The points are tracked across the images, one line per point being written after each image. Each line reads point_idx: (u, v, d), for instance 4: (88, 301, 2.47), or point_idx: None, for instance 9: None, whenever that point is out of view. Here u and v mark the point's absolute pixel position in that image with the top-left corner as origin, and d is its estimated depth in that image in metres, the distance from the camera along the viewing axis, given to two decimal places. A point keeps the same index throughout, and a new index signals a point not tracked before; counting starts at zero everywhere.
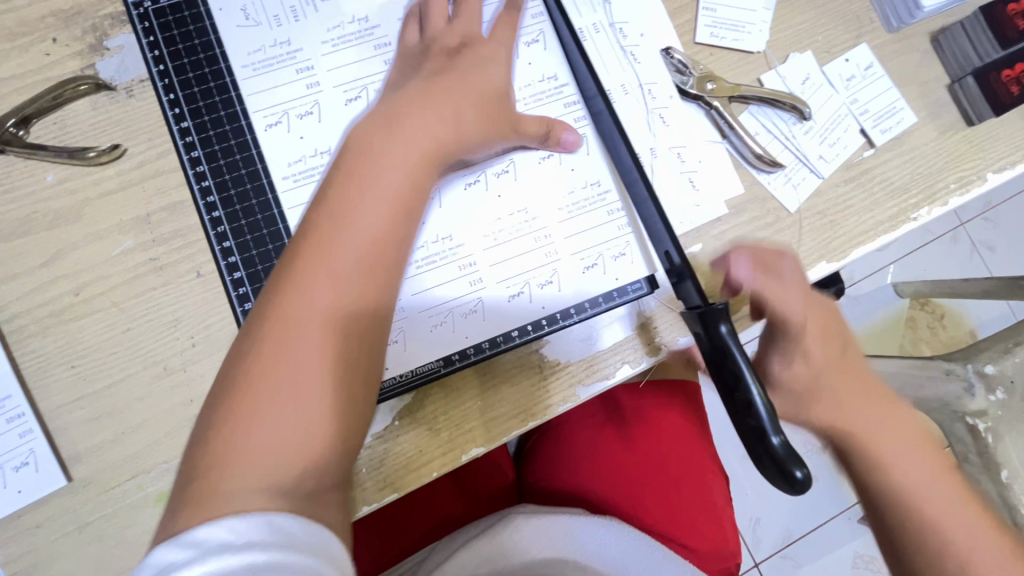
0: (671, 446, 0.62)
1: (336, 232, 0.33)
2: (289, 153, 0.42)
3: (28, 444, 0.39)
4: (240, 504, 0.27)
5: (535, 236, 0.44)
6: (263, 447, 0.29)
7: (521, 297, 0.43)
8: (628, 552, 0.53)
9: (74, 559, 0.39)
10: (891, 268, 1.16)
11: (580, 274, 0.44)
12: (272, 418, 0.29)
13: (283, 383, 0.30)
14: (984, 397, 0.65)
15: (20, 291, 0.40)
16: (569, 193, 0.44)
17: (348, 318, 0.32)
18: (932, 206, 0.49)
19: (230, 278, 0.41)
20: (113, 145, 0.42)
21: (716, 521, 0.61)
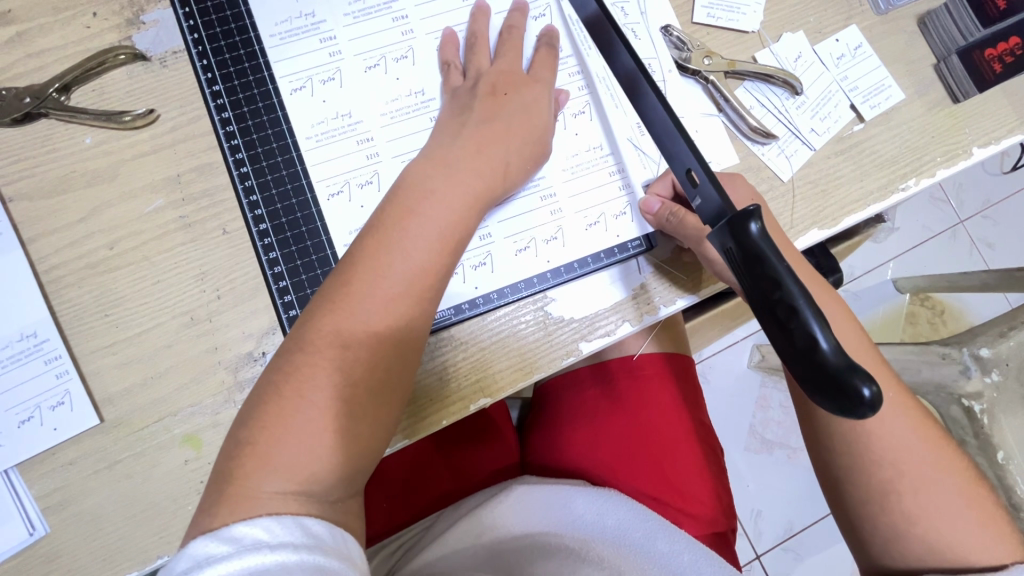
0: (670, 416, 0.63)
1: (391, 248, 0.37)
2: (312, 115, 0.45)
3: (64, 385, 0.41)
4: (292, 446, 0.33)
5: (541, 195, 0.46)
6: (326, 389, 0.34)
7: (527, 251, 0.46)
8: (624, 524, 0.53)
9: (103, 495, 0.41)
10: (891, 263, 1.17)
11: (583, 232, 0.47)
12: (322, 375, 0.34)
13: (339, 364, 0.35)
14: (980, 379, 0.62)
15: (58, 244, 0.43)
16: (573, 156, 0.47)
17: (402, 312, 0.37)
18: (920, 178, 0.51)
19: (256, 230, 0.44)
20: (148, 110, 0.45)
21: (710, 488, 0.62)
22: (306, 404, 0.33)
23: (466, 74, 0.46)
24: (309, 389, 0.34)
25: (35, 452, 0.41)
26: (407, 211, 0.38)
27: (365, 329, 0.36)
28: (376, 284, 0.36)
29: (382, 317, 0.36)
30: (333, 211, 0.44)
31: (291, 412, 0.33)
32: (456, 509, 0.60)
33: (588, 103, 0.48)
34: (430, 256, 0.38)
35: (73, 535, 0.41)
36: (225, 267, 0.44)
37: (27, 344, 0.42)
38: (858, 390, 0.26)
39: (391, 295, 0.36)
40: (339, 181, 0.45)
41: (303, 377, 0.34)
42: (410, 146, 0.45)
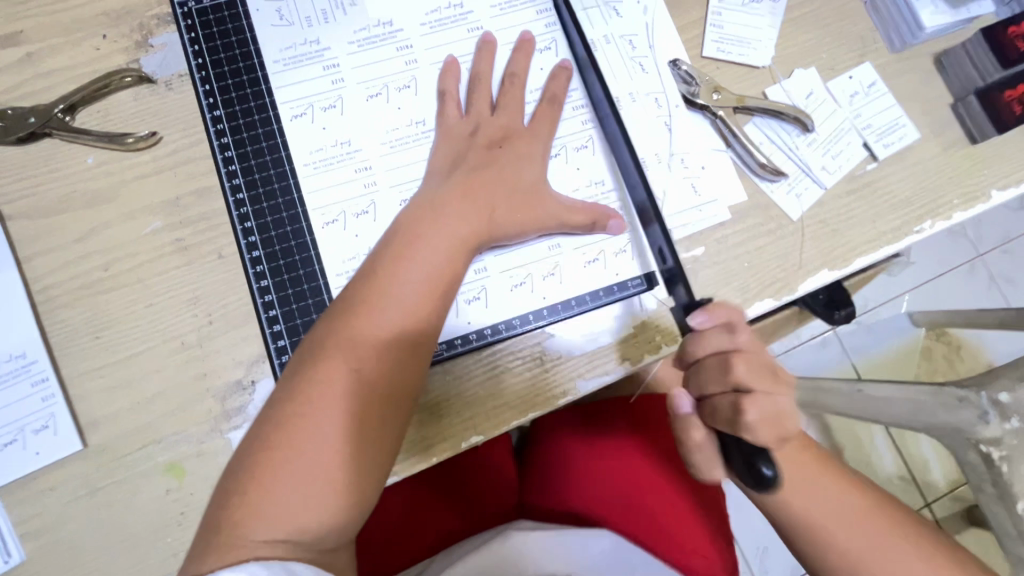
0: (668, 456, 0.60)
1: (390, 288, 0.37)
2: (311, 143, 0.45)
3: (49, 408, 0.41)
4: (277, 493, 0.32)
5: None
6: (316, 433, 0.33)
7: (524, 286, 0.45)
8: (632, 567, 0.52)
9: (83, 523, 0.40)
10: (906, 297, 1.14)
11: (582, 269, 0.45)
12: (313, 418, 0.33)
13: (328, 403, 0.34)
14: (1000, 428, 0.59)
15: (54, 264, 0.43)
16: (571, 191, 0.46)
17: (396, 355, 0.36)
18: (936, 220, 0.49)
19: (249, 256, 0.44)
20: (150, 133, 0.45)
21: (714, 537, 0.58)
22: (294, 451, 0.33)
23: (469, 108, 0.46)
24: (300, 437, 0.33)
25: (15, 477, 0.40)
26: (406, 251, 0.39)
27: (358, 369, 0.35)
28: (372, 324, 0.36)
29: (374, 360, 0.36)
30: (328, 240, 0.44)
31: (280, 458, 0.32)
32: (448, 551, 0.57)
33: (590, 137, 0.47)
34: (423, 297, 0.38)
35: (51, 564, 0.40)
36: (219, 293, 0.43)
37: (14, 365, 0.41)
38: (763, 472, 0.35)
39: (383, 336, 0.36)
40: (335, 209, 0.44)
41: (294, 420, 0.33)
42: (408, 175, 0.45)
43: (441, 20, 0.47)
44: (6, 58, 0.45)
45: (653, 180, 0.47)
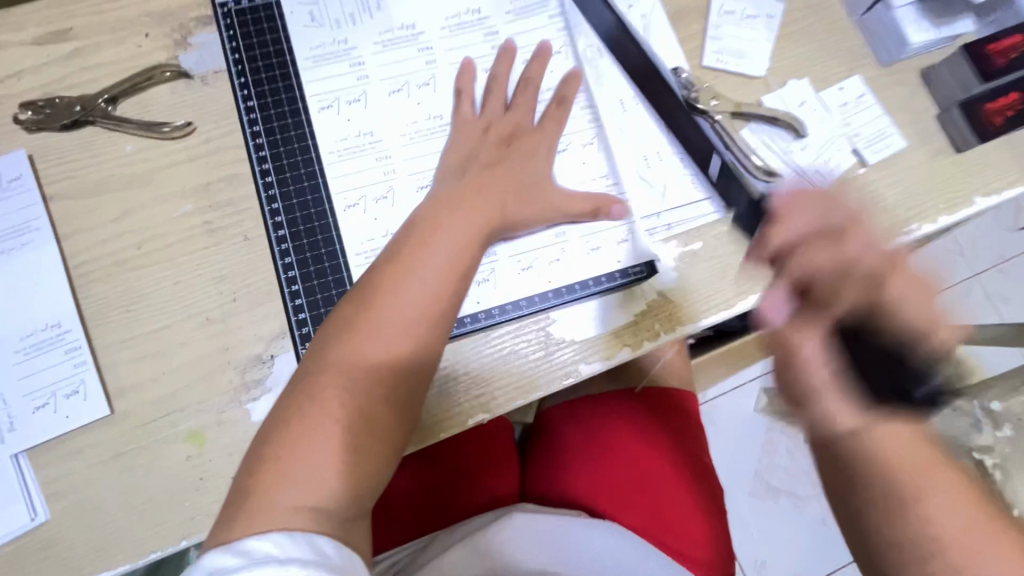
0: (663, 447, 0.64)
1: (404, 280, 0.39)
2: (336, 133, 0.48)
3: (80, 375, 0.43)
4: (303, 468, 0.34)
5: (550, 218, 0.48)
6: (338, 410, 0.36)
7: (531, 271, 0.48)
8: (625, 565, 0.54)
9: (107, 485, 0.42)
10: None
11: (586, 257, 0.48)
12: (332, 398, 0.36)
13: (345, 385, 0.36)
14: (990, 432, 0.61)
15: (90, 242, 0.46)
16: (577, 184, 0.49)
17: (410, 339, 0.39)
18: (922, 223, 0.52)
19: (275, 236, 0.47)
20: (186, 123, 0.48)
21: (706, 529, 0.61)
22: (317, 427, 0.35)
23: (484, 106, 0.49)
24: (321, 415, 0.35)
25: (44, 440, 0.42)
26: (420, 246, 0.41)
27: (382, 346, 0.38)
28: (387, 312, 0.38)
29: (391, 345, 0.38)
30: (348, 222, 0.47)
31: (303, 434, 0.35)
32: (449, 533, 0.59)
33: (597, 135, 0.51)
34: (443, 282, 0.40)
35: (73, 525, 0.41)
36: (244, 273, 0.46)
37: (49, 333, 0.43)
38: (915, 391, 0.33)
39: (404, 316, 0.38)
40: (357, 194, 0.47)
41: (318, 399, 0.36)
42: (425, 166, 0.48)
43: (459, 27, 0.51)
44: (56, 52, 0.49)
45: (655, 176, 0.50)
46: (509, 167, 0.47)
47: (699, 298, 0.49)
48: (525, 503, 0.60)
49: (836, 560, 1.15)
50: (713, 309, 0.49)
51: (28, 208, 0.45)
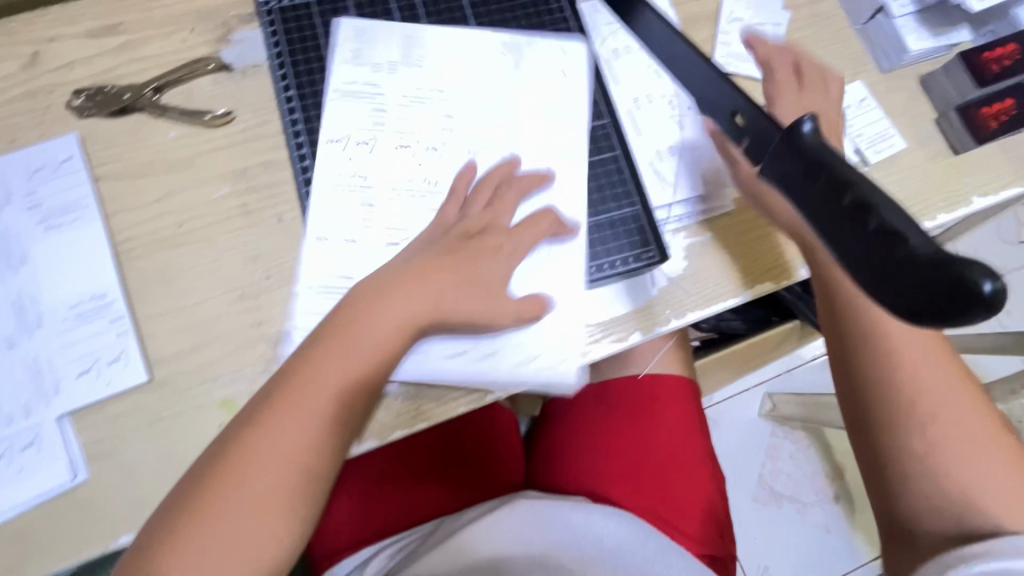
0: (672, 431, 0.65)
1: (326, 364, 0.42)
2: (370, 121, 0.51)
3: (122, 343, 0.46)
4: (207, 529, 0.38)
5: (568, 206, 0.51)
6: (245, 479, 0.39)
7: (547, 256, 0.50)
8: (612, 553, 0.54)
9: (145, 447, 0.45)
10: None
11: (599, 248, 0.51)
12: (242, 471, 0.39)
13: (246, 463, 0.39)
14: None
15: (134, 220, 0.49)
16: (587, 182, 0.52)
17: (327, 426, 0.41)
18: (921, 220, 0.55)
19: (311, 216, 0.49)
20: (227, 112, 0.51)
21: (710, 513, 0.63)
22: (231, 495, 0.39)
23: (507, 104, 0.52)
24: (234, 482, 0.39)
25: (86, 403, 0.44)
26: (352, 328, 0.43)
27: (275, 455, 0.40)
28: (309, 396, 0.41)
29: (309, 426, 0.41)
30: (376, 209, 0.50)
31: (218, 499, 0.38)
32: (461, 515, 0.61)
33: (612, 131, 0.53)
34: (336, 400, 0.42)
35: (112, 484, 0.44)
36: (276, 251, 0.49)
37: (94, 304, 0.46)
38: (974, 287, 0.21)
39: (327, 396, 0.42)
40: (388, 179, 0.50)
41: (240, 465, 0.39)
42: (449, 160, 0.51)
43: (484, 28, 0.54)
44: (106, 44, 0.52)
45: (666, 169, 0.53)
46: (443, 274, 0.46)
47: (709, 287, 0.51)
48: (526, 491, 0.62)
49: (839, 567, 1.15)
50: (720, 297, 0.51)
51: (78, 187, 0.48)
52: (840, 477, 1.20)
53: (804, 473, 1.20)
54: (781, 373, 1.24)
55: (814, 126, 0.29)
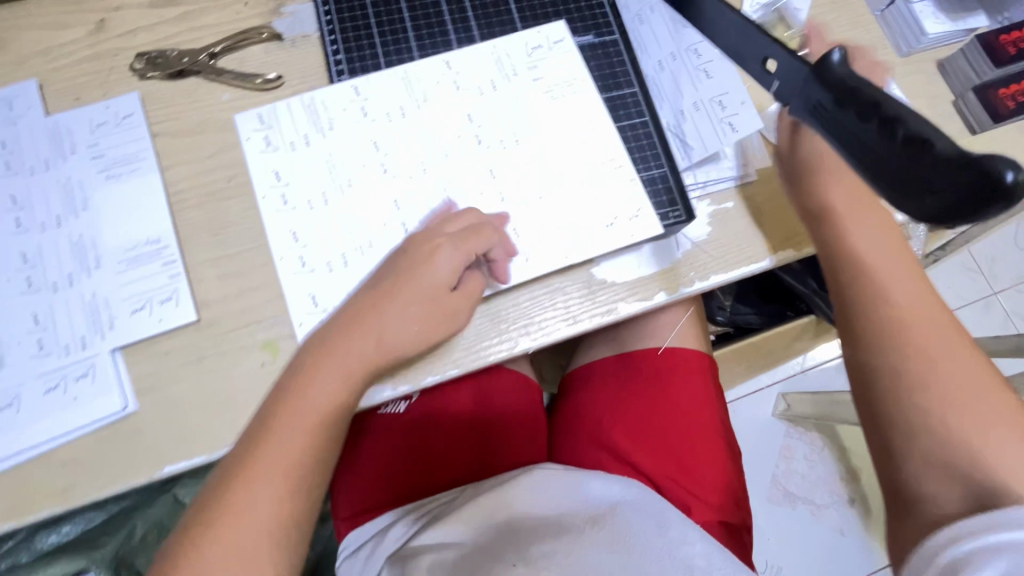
0: (694, 402, 0.66)
1: (300, 398, 0.42)
2: (411, 82, 0.53)
3: (173, 285, 0.48)
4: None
5: (596, 174, 0.51)
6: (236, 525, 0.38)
7: (575, 224, 0.50)
8: (620, 524, 0.53)
9: (191, 383, 0.47)
10: None
11: (604, 229, 0.50)
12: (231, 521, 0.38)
13: (228, 524, 0.38)
14: None
15: (187, 174, 0.51)
16: (592, 164, 0.52)
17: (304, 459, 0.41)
18: None
19: (351, 169, 0.51)
20: (277, 77, 0.54)
21: (726, 483, 0.64)
22: (216, 552, 0.37)
23: (537, 80, 0.53)
24: (222, 540, 0.38)
25: (138, 339, 0.47)
26: (313, 364, 0.43)
27: (258, 515, 0.39)
28: (281, 435, 0.41)
29: (289, 459, 0.40)
30: (399, 174, 0.51)
31: (202, 548, 0.37)
32: (480, 484, 0.62)
33: (640, 100, 0.54)
34: (308, 437, 0.41)
35: (158, 416, 0.46)
36: (312, 201, 0.50)
37: (150, 248, 0.49)
38: (1000, 178, 0.25)
39: (303, 427, 0.41)
40: (426, 137, 0.51)
41: (227, 521, 0.38)
42: (486, 121, 0.52)
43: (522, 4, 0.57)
44: (166, 14, 0.56)
45: (689, 140, 0.55)
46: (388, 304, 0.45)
47: (731, 251, 0.53)
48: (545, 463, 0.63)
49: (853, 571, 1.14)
50: (742, 262, 0.53)
51: (138, 141, 0.51)
52: (855, 479, 1.19)
53: (818, 475, 1.19)
54: (794, 374, 1.24)
55: (842, 57, 0.31)
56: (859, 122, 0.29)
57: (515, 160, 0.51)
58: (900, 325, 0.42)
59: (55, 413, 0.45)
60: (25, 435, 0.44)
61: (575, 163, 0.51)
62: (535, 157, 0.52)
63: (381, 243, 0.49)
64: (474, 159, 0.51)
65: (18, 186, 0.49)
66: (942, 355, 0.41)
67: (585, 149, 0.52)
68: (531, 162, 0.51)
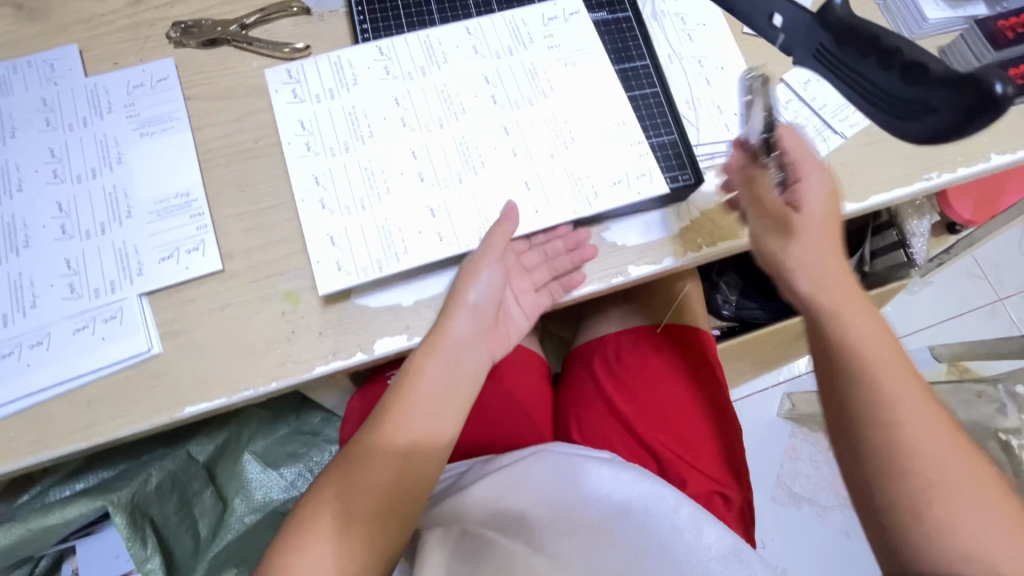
0: (696, 371, 0.68)
1: (364, 459, 0.43)
2: (430, 46, 0.56)
3: (201, 236, 0.50)
4: None
5: (607, 137, 0.53)
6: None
7: (584, 179, 0.52)
8: (632, 528, 0.49)
9: (213, 330, 0.48)
10: (923, 333, 1.26)
11: (615, 185, 0.52)
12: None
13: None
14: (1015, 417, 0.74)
15: (216, 135, 0.54)
16: (604, 126, 0.54)
17: (364, 522, 0.40)
18: (942, 171, 0.57)
19: (372, 123, 0.53)
20: (305, 47, 0.57)
21: (730, 456, 0.65)
22: None
23: (553, 48, 0.56)
24: None
25: (164, 286, 0.48)
26: (385, 424, 0.44)
27: None
28: (346, 500, 0.41)
29: (346, 525, 0.40)
30: (417, 129, 0.53)
31: None
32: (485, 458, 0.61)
33: (651, 71, 0.56)
34: (371, 502, 0.41)
35: (182, 359, 0.47)
36: (335, 150, 0.52)
37: (179, 201, 0.51)
38: (993, 90, 0.38)
39: (372, 494, 0.41)
40: (443, 95, 0.54)
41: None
42: (501, 83, 0.55)
43: None
44: None
45: (694, 115, 0.57)
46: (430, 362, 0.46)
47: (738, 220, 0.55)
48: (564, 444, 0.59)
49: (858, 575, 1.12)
50: None
51: (171, 102, 0.54)
52: None
53: (824, 476, 1.17)
54: (799, 374, 1.24)
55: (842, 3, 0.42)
56: (867, 57, 0.42)
57: (528, 119, 0.54)
58: (891, 429, 0.36)
59: (83, 351, 0.46)
60: (54, 371, 0.46)
61: (586, 124, 0.54)
62: (548, 118, 0.54)
63: (398, 189, 0.51)
64: (489, 116, 0.54)
65: (57, 140, 0.52)
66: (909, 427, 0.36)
67: (597, 110, 0.54)
68: (544, 122, 0.54)
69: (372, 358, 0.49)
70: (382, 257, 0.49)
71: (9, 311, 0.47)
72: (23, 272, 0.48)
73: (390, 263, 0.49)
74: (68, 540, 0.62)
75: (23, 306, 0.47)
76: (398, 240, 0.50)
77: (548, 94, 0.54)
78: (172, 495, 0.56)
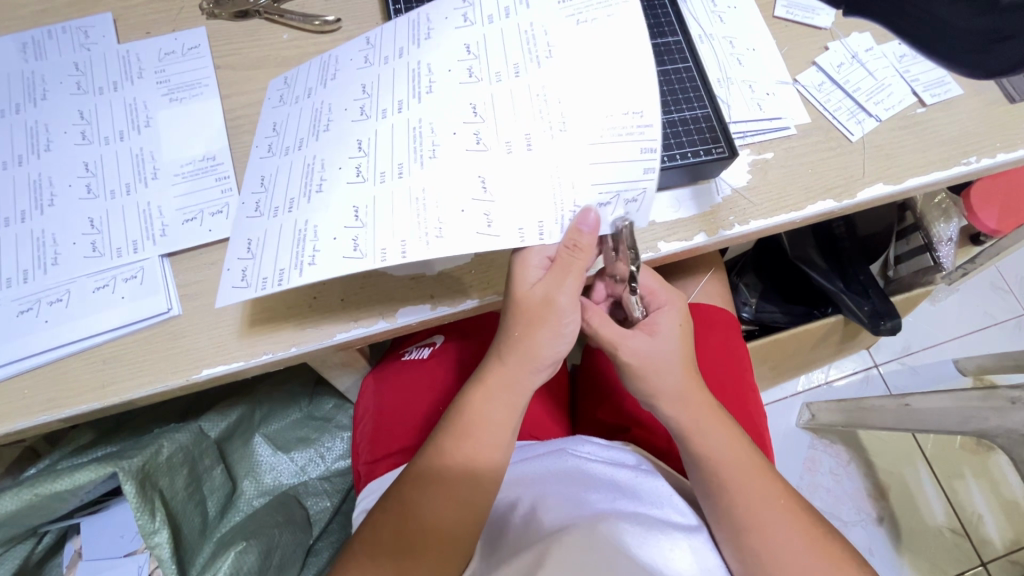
0: (718, 352, 0.65)
1: (419, 482, 0.42)
2: (415, 34, 0.47)
3: (226, 199, 0.49)
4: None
5: (636, 144, 0.41)
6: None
7: (608, 207, 0.42)
8: (661, 524, 0.42)
9: None
10: (950, 346, 1.22)
11: (592, 194, 0.42)
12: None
13: None
14: None
15: (245, 102, 0.53)
16: (608, 115, 0.42)
17: (427, 542, 0.40)
18: (981, 157, 0.55)
19: (355, 109, 0.45)
20: (336, 19, 0.56)
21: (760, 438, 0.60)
22: None
23: (563, 4, 0.45)
24: None
25: (187, 246, 0.48)
26: (443, 449, 0.43)
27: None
28: (404, 521, 0.41)
29: (413, 541, 0.40)
30: (378, 115, 0.44)
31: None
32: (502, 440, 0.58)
33: (683, 48, 0.55)
34: (432, 530, 0.40)
35: (200, 320, 0.46)
36: (275, 126, 0.47)
37: (205, 164, 0.50)
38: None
39: (430, 515, 0.41)
40: (426, 79, 0.44)
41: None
42: (515, 54, 0.44)
43: None
44: None
45: (725, 95, 0.56)
46: (482, 398, 0.44)
47: (770, 198, 0.53)
48: (580, 444, 0.50)
49: None
50: (781, 210, 0.53)
51: (201, 69, 0.54)
52: (884, 497, 1.09)
53: (845, 490, 1.10)
54: (821, 384, 1.19)
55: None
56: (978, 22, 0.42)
57: (507, 101, 0.43)
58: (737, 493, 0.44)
59: (103, 308, 0.46)
60: (75, 327, 0.45)
61: (583, 107, 0.42)
62: (533, 93, 0.43)
63: (342, 178, 0.42)
64: (465, 95, 0.43)
65: (88, 103, 0.52)
66: (759, 500, 0.44)
67: (603, 99, 0.42)
68: (528, 102, 0.43)
69: (394, 327, 0.47)
70: (286, 268, 0.40)
71: (30, 268, 0.46)
72: (46, 229, 0.47)
73: (302, 274, 0.39)
74: (74, 517, 0.61)
75: (45, 262, 0.47)
76: (310, 248, 0.40)
77: (543, 62, 0.44)
78: (182, 469, 0.55)
